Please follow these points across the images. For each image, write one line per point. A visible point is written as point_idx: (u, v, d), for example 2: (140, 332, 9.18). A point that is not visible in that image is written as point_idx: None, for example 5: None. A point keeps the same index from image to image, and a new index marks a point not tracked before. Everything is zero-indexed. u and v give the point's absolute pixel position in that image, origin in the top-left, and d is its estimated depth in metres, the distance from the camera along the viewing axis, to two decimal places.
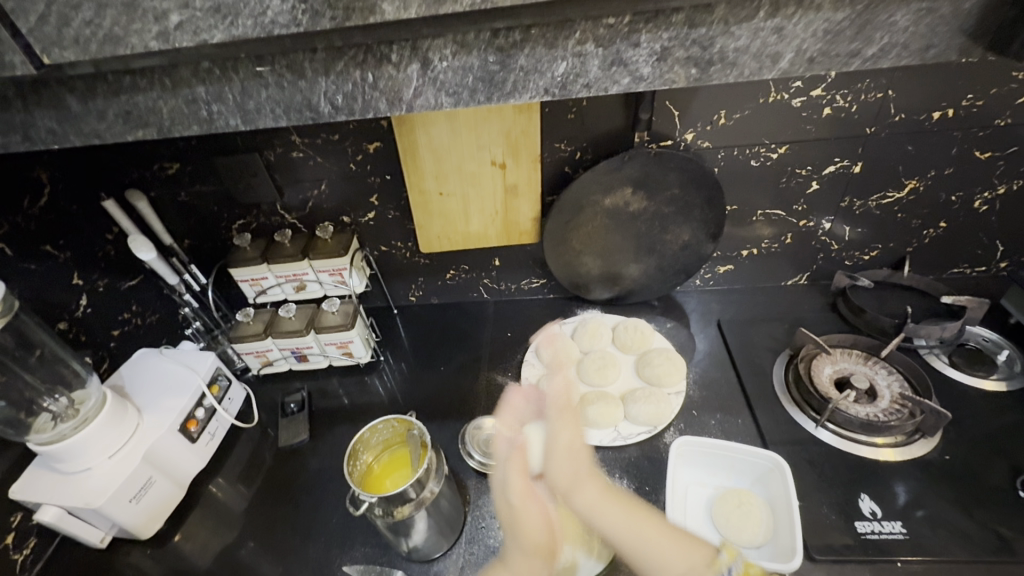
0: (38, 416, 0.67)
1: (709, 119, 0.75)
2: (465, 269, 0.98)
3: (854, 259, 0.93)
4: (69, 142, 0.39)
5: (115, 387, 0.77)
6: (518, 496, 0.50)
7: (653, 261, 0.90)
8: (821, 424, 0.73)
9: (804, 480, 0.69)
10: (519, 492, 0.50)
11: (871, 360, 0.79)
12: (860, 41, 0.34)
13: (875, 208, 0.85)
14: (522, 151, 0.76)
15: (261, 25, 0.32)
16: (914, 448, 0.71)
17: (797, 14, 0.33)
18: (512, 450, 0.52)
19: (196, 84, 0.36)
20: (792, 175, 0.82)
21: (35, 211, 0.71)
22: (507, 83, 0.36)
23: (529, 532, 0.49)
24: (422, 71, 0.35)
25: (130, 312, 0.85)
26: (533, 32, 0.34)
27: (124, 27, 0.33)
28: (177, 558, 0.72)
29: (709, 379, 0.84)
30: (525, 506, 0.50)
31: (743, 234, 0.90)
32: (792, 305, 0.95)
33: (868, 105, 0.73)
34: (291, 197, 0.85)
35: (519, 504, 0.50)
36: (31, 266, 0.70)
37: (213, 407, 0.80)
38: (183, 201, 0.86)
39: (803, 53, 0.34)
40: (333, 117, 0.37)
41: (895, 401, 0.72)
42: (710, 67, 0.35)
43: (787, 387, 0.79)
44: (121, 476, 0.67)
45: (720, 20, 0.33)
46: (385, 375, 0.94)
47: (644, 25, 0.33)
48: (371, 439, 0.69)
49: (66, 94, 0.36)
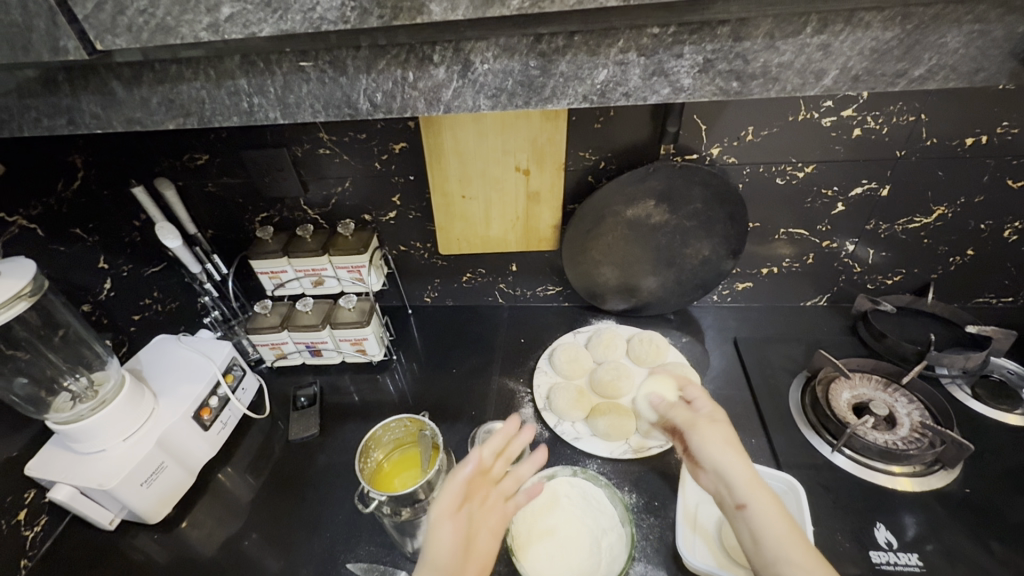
0: (57, 396, 0.68)
1: (736, 135, 0.74)
2: (481, 273, 0.98)
3: (877, 283, 0.92)
4: (112, 128, 0.39)
5: (133, 371, 0.78)
6: (441, 510, 0.48)
7: (672, 274, 0.89)
8: (837, 449, 0.72)
9: (817, 504, 0.68)
10: (444, 513, 0.48)
11: (891, 387, 0.77)
12: (907, 61, 0.33)
13: (901, 232, 0.84)
14: (546, 158, 0.77)
15: (310, 20, 0.33)
16: (933, 480, 0.69)
17: (844, 31, 0.32)
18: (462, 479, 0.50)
19: (240, 76, 0.37)
20: (817, 196, 0.81)
21: (67, 194, 0.72)
22: (546, 88, 0.36)
23: (436, 555, 0.46)
24: (462, 73, 0.35)
25: (152, 298, 0.87)
26: (577, 38, 0.34)
27: (176, 17, 0.33)
28: (183, 546, 0.72)
29: (723, 397, 0.83)
30: (441, 525, 0.48)
31: (764, 252, 0.89)
32: (810, 326, 0.94)
33: (900, 128, 0.72)
34: (315, 193, 0.86)
35: (436, 520, 0.48)
36: (60, 248, 0.71)
37: (227, 397, 0.81)
38: (209, 191, 0.87)
39: (849, 70, 0.33)
40: (371, 114, 0.38)
41: (915, 430, 0.71)
42: (752, 81, 0.34)
43: (803, 409, 0.78)
44: (135, 459, 0.67)
45: (765, 34, 0.33)
46: (397, 374, 0.94)
47: (688, 36, 0.33)
48: (383, 437, 0.69)
49: (113, 81, 0.37)
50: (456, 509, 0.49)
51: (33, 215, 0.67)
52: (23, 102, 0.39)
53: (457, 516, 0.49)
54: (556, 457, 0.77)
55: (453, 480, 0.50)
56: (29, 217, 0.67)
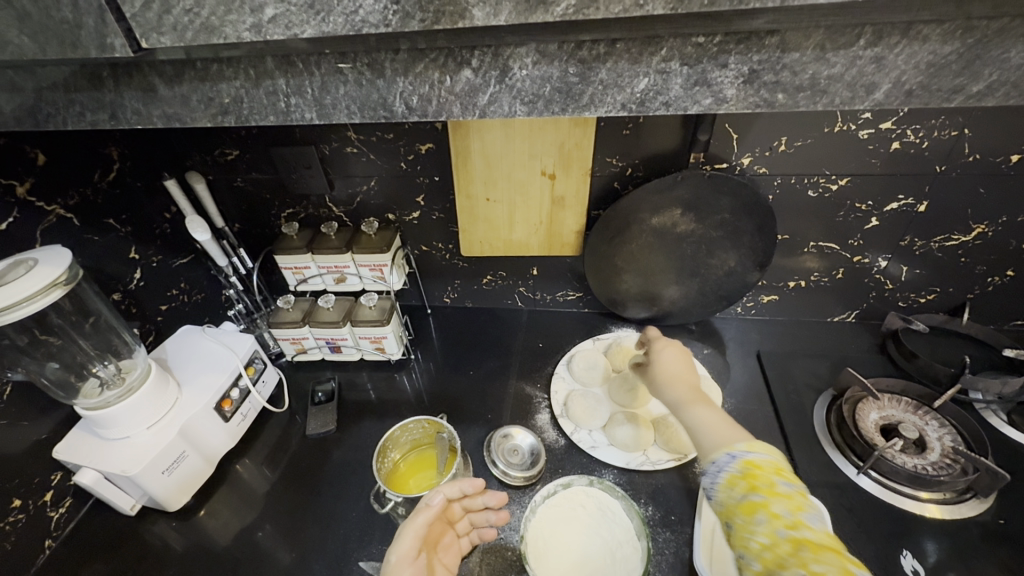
0: (86, 381, 0.70)
1: (769, 145, 0.73)
2: (502, 275, 0.98)
3: (909, 301, 0.89)
4: (152, 123, 0.40)
5: (158, 360, 0.80)
6: (399, 556, 0.52)
7: (695, 284, 0.88)
8: (863, 471, 0.70)
9: (840, 528, 0.66)
10: (404, 557, 0.53)
11: (921, 410, 0.75)
12: (966, 77, 0.31)
13: (937, 250, 0.81)
14: (573, 163, 0.76)
15: (351, 23, 0.33)
16: (964, 509, 0.66)
17: (900, 44, 0.31)
18: (422, 517, 0.54)
19: (279, 76, 0.37)
20: (850, 210, 0.79)
21: (103, 185, 0.74)
22: (585, 96, 0.35)
23: None
24: (500, 78, 0.35)
25: (179, 289, 0.88)
26: (619, 46, 0.33)
27: (220, 17, 0.33)
28: (200, 535, 0.73)
29: (744, 412, 0.82)
30: (399, 568, 0.52)
31: (791, 265, 0.88)
32: (838, 343, 0.91)
33: (941, 142, 0.69)
34: (340, 191, 0.87)
35: (394, 563, 0.52)
36: (94, 237, 0.73)
37: (248, 389, 0.82)
38: (238, 186, 0.89)
39: (902, 85, 0.32)
40: (406, 117, 0.37)
41: (946, 455, 0.68)
42: (799, 93, 0.34)
43: (828, 427, 0.76)
44: (158, 447, 0.69)
45: (815, 45, 0.32)
46: (414, 374, 0.94)
47: (734, 46, 0.32)
48: (401, 437, 0.70)
49: (155, 78, 0.38)
50: (411, 551, 0.53)
51: (69, 204, 0.69)
52: (68, 96, 0.40)
53: (415, 561, 0.53)
54: (572, 465, 0.76)
55: (417, 515, 0.54)
56: (66, 206, 0.69)
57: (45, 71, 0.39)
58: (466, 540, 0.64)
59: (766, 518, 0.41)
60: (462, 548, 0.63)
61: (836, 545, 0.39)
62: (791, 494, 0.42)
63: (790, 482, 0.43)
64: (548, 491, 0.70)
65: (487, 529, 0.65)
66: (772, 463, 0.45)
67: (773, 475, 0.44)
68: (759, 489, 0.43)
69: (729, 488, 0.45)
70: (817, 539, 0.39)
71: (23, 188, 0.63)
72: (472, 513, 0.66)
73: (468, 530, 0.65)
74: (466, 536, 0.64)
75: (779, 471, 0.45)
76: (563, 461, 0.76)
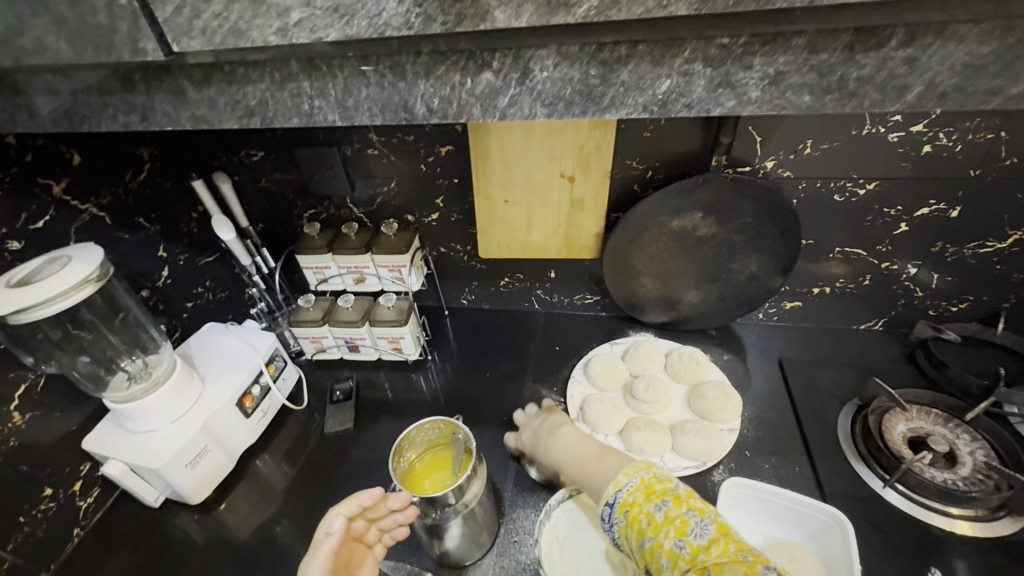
0: (115, 375, 0.72)
1: (793, 147, 0.71)
2: (520, 277, 0.98)
3: (940, 309, 0.86)
4: (181, 125, 0.41)
5: (183, 356, 0.82)
6: None
7: (715, 289, 0.86)
8: (889, 484, 0.67)
9: (865, 542, 0.64)
10: None
11: (952, 422, 0.72)
12: (1006, 78, 0.30)
13: (970, 257, 0.78)
14: (592, 165, 0.76)
15: (375, 26, 0.33)
16: (997, 526, 0.63)
17: (934, 45, 0.30)
18: (325, 553, 0.50)
19: (303, 78, 0.37)
20: (878, 214, 0.77)
21: (134, 185, 0.77)
22: (605, 98, 0.35)
23: None
24: (520, 80, 0.35)
25: (204, 287, 0.91)
26: (641, 48, 0.33)
27: (247, 21, 0.34)
28: (219, 528, 0.75)
29: (765, 420, 0.80)
30: None
31: (815, 271, 0.86)
32: (864, 351, 0.89)
33: (975, 145, 0.67)
34: (361, 192, 0.88)
35: None
36: (124, 235, 0.75)
37: (268, 386, 0.83)
38: (262, 186, 0.91)
39: (936, 87, 0.31)
40: (426, 119, 0.38)
41: (978, 471, 0.66)
42: (827, 95, 0.33)
43: (853, 439, 0.74)
44: (181, 441, 0.70)
45: (844, 46, 0.31)
46: (430, 374, 0.95)
47: (760, 47, 0.32)
48: (416, 437, 0.69)
49: (184, 80, 0.39)
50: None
51: (102, 203, 0.72)
52: (102, 99, 0.41)
53: None
54: None
55: (315, 556, 0.50)
56: (99, 205, 0.71)
57: (80, 74, 0.40)
58: (380, 547, 0.60)
59: (669, 560, 0.40)
60: (377, 556, 0.60)
61: (719, 535, 0.40)
62: (668, 516, 0.42)
63: (661, 504, 0.44)
64: (562, 496, 0.68)
65: (399, 528, 0.61)
66: (641, 487, 0.47)
67: (646, 504, 0.44)
68: (645, 531, 0.43)
69: (623, 536, 0.45)
70: (705, 548, 0.39)
71: (58, 187, 0.65)
72: (379, 521, 0.60)
73: (380, 537, 0.60)
74: (379, 542, 0.60)
75: (649, 494, 0.45)
76: None
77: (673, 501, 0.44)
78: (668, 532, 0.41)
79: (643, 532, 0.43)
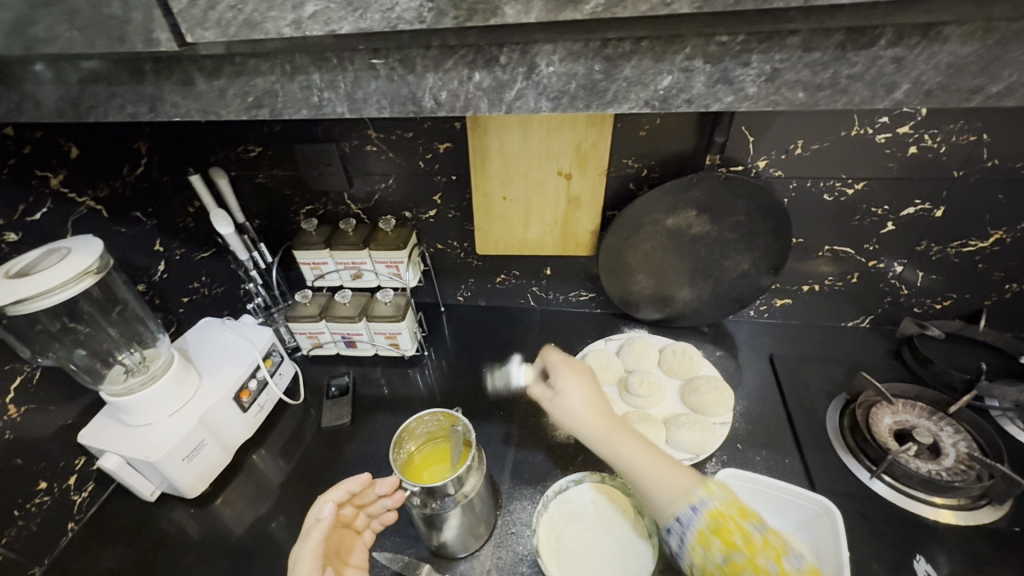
0: (112, 368, 0.72)
1: (785, 148, 0.73)
2: (516, 274, 0.99)
3: (925, 306, 0.88)
4: (191, 116, 0.42)
5: (180, 350, 0.82)
6: None
7: (708, 286, 0.88)
8: (876, 475, 0.69)
9: (852, 532, 0.66)
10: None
11: (936, 416, 0.74)
12: (985, 77, 0.32)
13: (954, 256, 0.81)
14: (589, 163, 0.77)
15: (388, 20, 0.34)
16: (978, 515, 0.66)
17: (921, 45, 0.32)
18: (318, 536, 0.52)
19: (313, 70, 0.38)
20: (866, 214, 0.79)
21: (131, 178, 0.77)
22: (609, 93, 0.36)
23: None
24: (527, 75, 0.36)
25: (200, 282, 0.91)
26: (643, 44, 0.34)
27: (262, 13, 0.35)
28: (216, 522, 0.75)
29: (756, 414, 0.82)
30: None
31: (805, 269, 0.88)
32: (851, 348, 0.91)
33: (959, 147, 0.69)
34: (359, 188, 0.89)
35: None
36: (121, 229, 0.75)
37: (265, 381, 0.83)
38: (259, 182, 0.91)
39: (922, 85, 0.33)
40: (434, 111, 0.39)
41: (961, 461, 0.68)
42: (820, 92, 0.34)
43: (841, 432, 0.76)
44: (179, 434, 0.70)
45: (836, 45, 0.32)
46: (427, 370, 0.95)
47: (757, 45, 0.33)
48: (416, 429, 0.70)
49: (195, 71, 0.39)
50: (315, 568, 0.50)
51: (100, 197, 0.72)
52: (112, 89, 0.41)
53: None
54: (583, 461, 0.76)
55: (305, 543, 0.51)
56: (96, 199, 0.71)
57: (90, 63, 0.40)
58: (369, 533, 0.63)
59: None
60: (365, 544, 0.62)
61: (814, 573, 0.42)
62: (766, 540, 0.43)
63: (759, 526, 0.44)
64: (560, 486, 0.70)
65: (387, 513, 0.64)
66: (731, 500, 0.47)
67: (740, 520, 0.45)
68: (740, 548, 0.43)
69: (700, 543, 0.45)
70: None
71: (56, 179, 0.65)
72: (367, 508, 0.63)
73: (369, 524, 0.63)
74: (367, 529, 0.63)
75: (743, 512, 0.45)
76: (574, 457, 0.77)
77: (768, 528, 0.45)
78: (770, 556, 0.42)
79: (733, 547, 0.43)
